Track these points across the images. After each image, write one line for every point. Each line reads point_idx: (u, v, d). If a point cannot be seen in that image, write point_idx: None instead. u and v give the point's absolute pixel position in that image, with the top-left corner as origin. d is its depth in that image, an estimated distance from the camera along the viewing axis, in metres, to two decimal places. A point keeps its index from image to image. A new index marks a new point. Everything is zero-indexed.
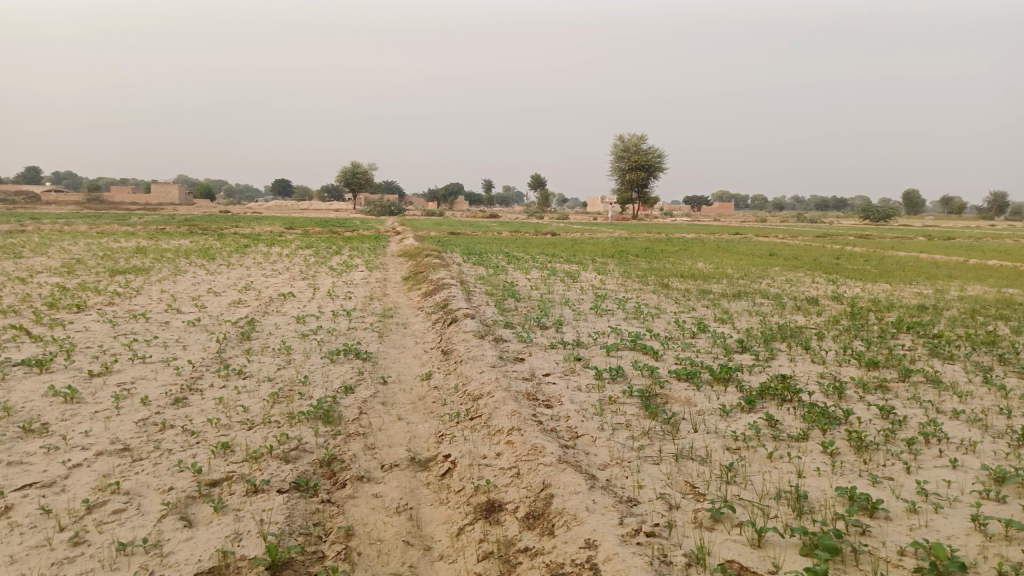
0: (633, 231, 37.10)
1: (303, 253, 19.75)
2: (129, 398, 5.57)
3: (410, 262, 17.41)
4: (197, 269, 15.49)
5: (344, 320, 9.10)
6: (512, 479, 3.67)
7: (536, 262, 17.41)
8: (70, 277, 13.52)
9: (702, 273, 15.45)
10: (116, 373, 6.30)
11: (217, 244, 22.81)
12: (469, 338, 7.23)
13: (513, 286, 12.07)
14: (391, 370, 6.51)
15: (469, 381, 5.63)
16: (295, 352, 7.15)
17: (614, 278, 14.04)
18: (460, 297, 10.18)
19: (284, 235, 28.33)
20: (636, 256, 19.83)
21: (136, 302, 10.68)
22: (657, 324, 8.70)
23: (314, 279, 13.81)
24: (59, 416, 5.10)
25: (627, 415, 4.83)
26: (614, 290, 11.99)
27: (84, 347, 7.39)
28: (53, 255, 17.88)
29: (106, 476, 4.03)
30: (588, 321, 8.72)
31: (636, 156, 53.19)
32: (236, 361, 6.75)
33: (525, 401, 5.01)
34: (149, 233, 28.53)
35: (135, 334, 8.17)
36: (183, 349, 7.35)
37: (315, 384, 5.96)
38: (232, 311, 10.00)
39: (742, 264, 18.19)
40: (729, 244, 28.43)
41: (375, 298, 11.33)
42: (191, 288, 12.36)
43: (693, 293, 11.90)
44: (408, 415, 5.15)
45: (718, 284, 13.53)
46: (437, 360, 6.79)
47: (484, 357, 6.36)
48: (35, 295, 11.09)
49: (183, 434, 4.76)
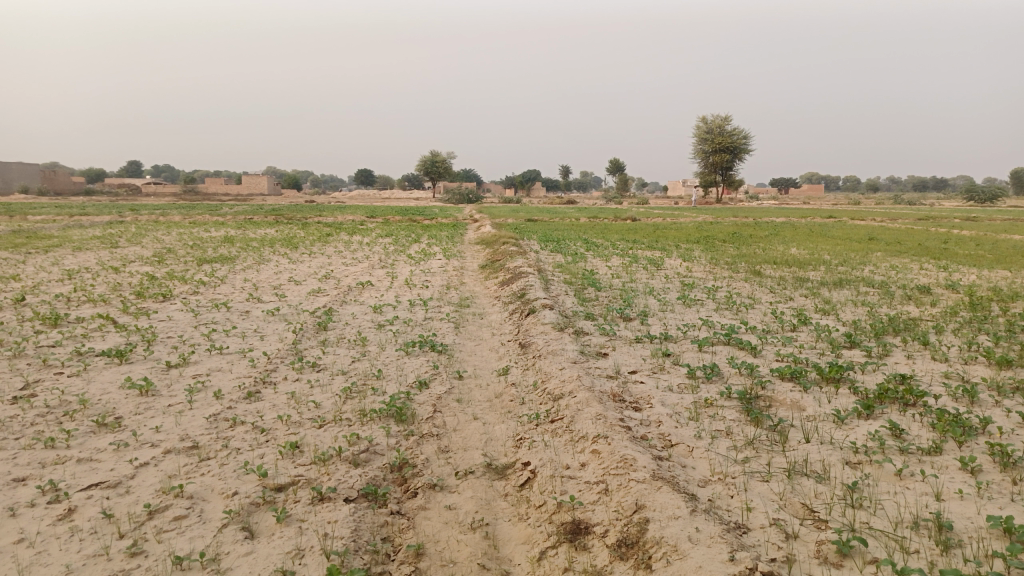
0: (718, 215, 35.72)
1: (383, 242, 19.81)
2: (203, 391, 5.46)
3: (488, 249, 17.12)
4: (279, 258, 15.71)
5: (421, 310, 8.86)
6: (599, 497, 3.25)
7: (616, 248, 16.84)
8: (160, 266, 13.93)
9: (797, 260, 14.50)
10: (192, 365, 6.22)
11: (301, 233, 23.28)
12: (549, 330, 6.84)
13: (594, 274, 11.58)
14: (466, 364, 6.18)
15: (550, 379, 5.23)
16: (369, 344, 6.93)
17: (701, 265, 13.33)
18: (539, 286, 9.80)
19: (365, 223, 28.67)
20: (722, 242, 18.92)
21: (219, 290, 10.81)
22: (751, 316, 8.06)
23: (393, 268, 13.74)
24: (133, 410, 5.03)
25: (727, 421, 4.32)
26: (702, 278, 11.33)
27: (165, 337, 7.43)
28: (147, 245, 18.58)
29: (171, 477, 3.86)
30: (675, 312, 8.17)
31: (721, 137, 51.28)
32: (310, 353, 6.58)
33: (612, 403, 4.57)
34: (237, 222, 29.40)
35: (215, 323, 8.18)
36: (259, 339, 7.26)
37: (389, 378, 5.69)
38: (310, 300, 9.95)
39: (839, 250, 17.02)
40: (823, 228, 26.86)
41: (452, 287, 11.09)
42: (273, 277, 12.48)
43: (788, 281, 11.10)
44: (484, 414, 4.79)
45: (815, 271, 12.62)
46: (515, 353, 6.42)
47: (566, 352, 5.94)
48: (125, 284, 11.41)
49: (252, 432, 4.56)
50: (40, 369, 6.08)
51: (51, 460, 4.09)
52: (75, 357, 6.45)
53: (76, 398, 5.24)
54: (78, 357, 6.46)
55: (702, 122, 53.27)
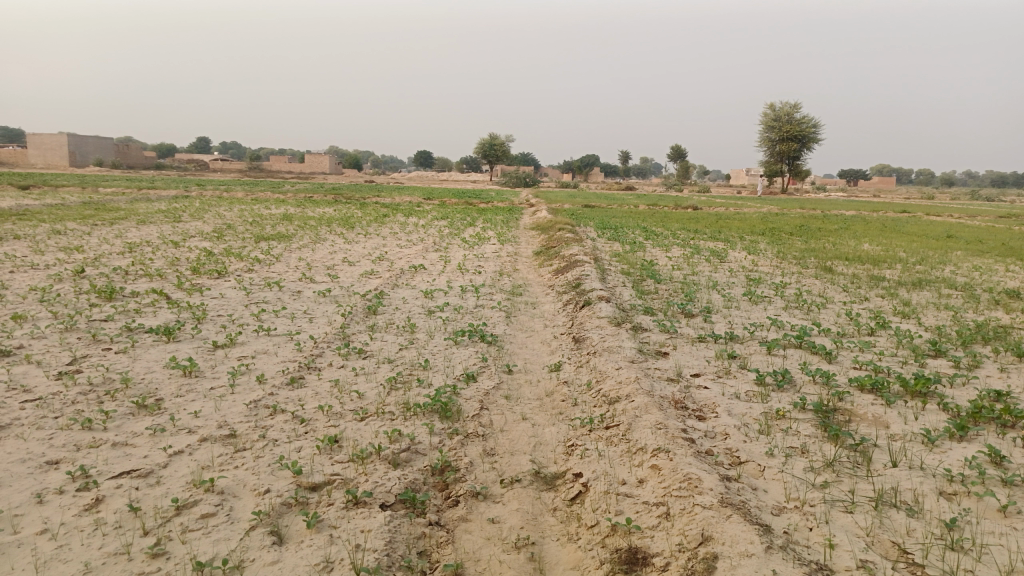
0: (783, 207, 34.45)
1: (438, 224, 19.65)
2: (246, 374, 5.31)
3: (544, 235, 16.75)
4: (334, 238, 15.69)
5: (472, 297, 8.59)
6: (659, 522, 2.91)
7: (677, 238, 16.28)
8: (218, 242, 14.05)
9: (870, 256, 13.70)
10: (239, 346, 6.10)
11: (358, 213, 23.36)
12: (605, 324, 6.47)
13: (653, 265, 11.14)
14: (517, 357, 5.88)
15: (606, 380, 4.88)
16: (418, 331, 6.70)
17: (767, 259, 12.72)
18: (595, 276, 9.42)
19: (421, 205, 28.61)
20: (788, 235, 18.08)
21: (273, 269, 10.77)
22: (823, 317, 7.53)
23: (447, 251, 13.53)
24: (175, 392, 4.91)
25: (801, 439, 3.91)
26: (768, 273, 10.76)
27: (214, 315, 7.34)
28: (208, 221, 18.87)
29: (204, 469, 3.68)
30: (740, 310, 7.69)
31: (789, 126, 49.51)
32: (357, 338, 6.38)
33: (673, 410, 4.21)
34: (297, 201, 29.72)
35: (265, 303, 8.09)
36: (308, 321, 7.11)
37: (436, 369, 5.44)
38: (362, 283, 9.80)
39: (915, 247, 16.06)
40: (896, 223, 25.58)
41: (505, 273, 10.80)
42: (327, 257, 12.41)
43: (861, 280, 10.43)
44: (534, 415, 4.49)
45: (891, 270, 11.86)
46: (569, 348, 6.09)
47: (623, 350, 5.58)
48: (183, 259, 11.49)
49: (292, 421, 4.36)
50: (90, 345, 6.04)
51: (86, 443, 3.98)
52: (125, 333, 6.41)
53: (120, 377, 5.15)
54: (127, 333, 6.41)
55: (769, 109, 51.46)
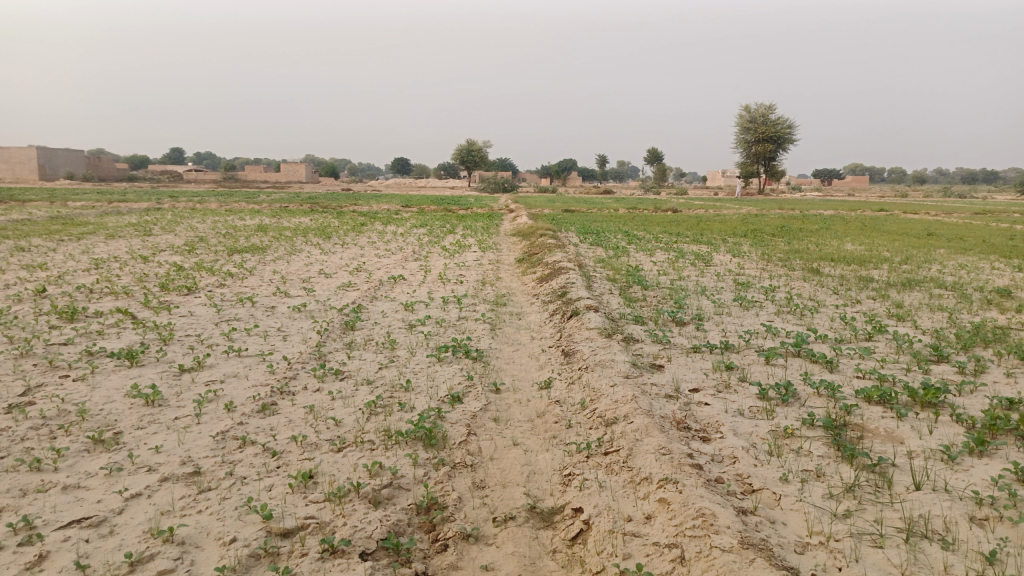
0: (762, 207, 34.48)
1: (417, 232, 19.29)
2: (214, 402, 4.93)
3: (525, 242, 16.46)
4: (311, 249, 15.27)
5: (455, 309, 8.25)
6: (672, 568, 2.62)
7: (660, 241, 16.05)
8: (189, 256, 13.57)
9: (856, 257, 13.55)
10: (207, 369, 5.72)
11: (335, 222, 22.93)
12: (595, 336, 6.17)
13: (639, 270, 10.88)
14: (504, 374, 5.56)
15: (600, 398, 4.58)
16: (398, 348, 6.35)
17: (753, 261, 12.51)
18: (581, 283, 9.13)
19: (400, 213, 28.22)
20: (771, 236, 17.94)
21: (246, 283, 10.34)
22: (818, 322, 7.29)
23: (427, 260, 13.19)
24: (136, 424, 4.53)
25: (814, 462, 3.63)
26: (756, 277, 10.53)
27: (182, 335, 6.93)
28: (180, 234, 18.33)
29: (164, 514, 3.32)
30: (733, 317, 7.43)
31: (764, 127, 49.76)
32: (334, 357, 6.02)
33: (675, 432, 3.92)
34: (272, 211, 29.16)
35: (237, 321, 7.69)
36: (282, 340, 6.73)
37: (418, 390, 5.10)
38: (339, 296, 9.42)
39: (897, 246, 15.97)
40: (874, 221, 25.61)
41: (488, 283, 10.48)
42: (302, 269, 12.01)
43: (850, 282, 10.24)
44: (526, 440, 4.18)
45: (879, 271, 11.70)
46: (559, 363, 5.77)
47: (616, 364, 5.28)
48: (152, 275, 11.04)
49: (262, 454, 4.01)
50: (46, 372, 5.63)
51: (33, 488, 3.59)
52: (84, 358, 6.00)
53: (75, 409, 4.75)
54: (86, 358, 5.99)
55: (744, 110, 51.67)
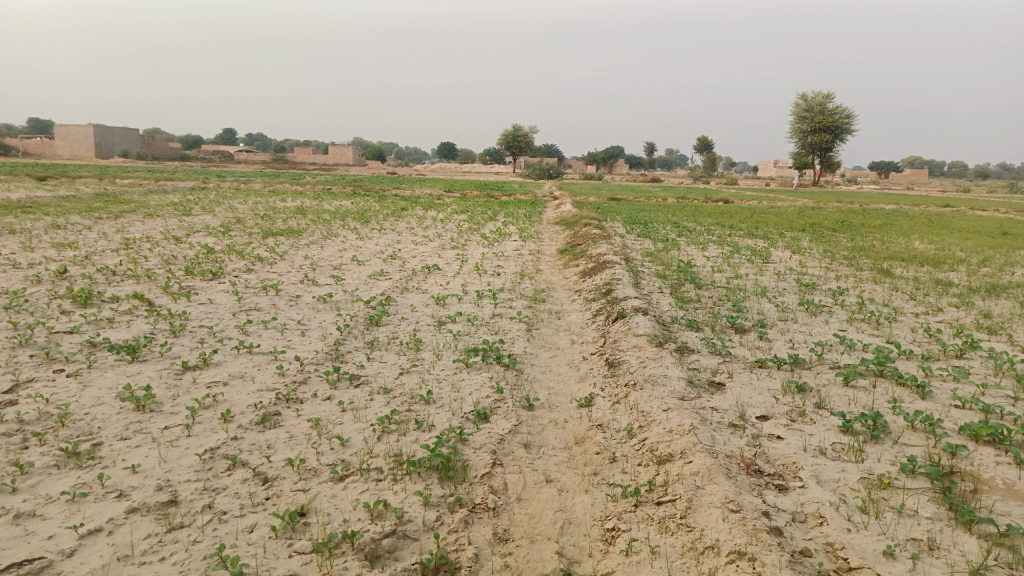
0: (817, 201, 33.03)
1: (458, 219, 18.73)
2: (211, 410, 4.38)
3: (569, 231, 15.72)
4: (347, 233, 14.78)
5: (489, 305, 7.61)
6: None
7: (712, 234, 15.16)
8: (222, 238, 13.21)
9: (927, 257, 12.48)
10: (211, 369, 5.18)
11: (376, 206, 22.54)
12: (644, 345, 5.45)
13: (691, 266, 10.09)
14: (539, 387, 4.88)
15: (651, 426, 3.87)
16: (423, 349, 5.72)
17: (813, 259, 11.59)
18: (628, 280, 8.39)
19: (442, 198, 27.75)
20: (831, 231, 16.86)
21: (274, 269, 9.85)
22: (898, 333, 6.43)
23: (464, 249, 12.59)
24: (119, 436, 3.99)
25: (924, 529, 2.88)
26: (821, 277, 9.63)
27: (194, 327, 6.42)
28: (218, 214, 18.07)
29: (120, 561, 2.75)
30: (800, 325, 6.61)
31: (821, 116, 47.81)
32: (352, 358, 5.44)
33: (744, 480, 3.20)
34: (314, 192, 29.01)
35: (257, 311, 7.16)
36: (299, 336, 6.16)
37: (440, 402, 4.47)
38: (369, 286, 8.86)
39: (971, 246, 14.78)
40: (940, 217, 24.16)
41: (527, 275, 9.82)
42: (335, 255, 11.50)
43: (927, 286, 9.27)
44: (562, 475, 3.51)
45: (956, 273, 10.66)
46: (602, 375, 5.08)
47: (670, 382, 4.55)
48: (180, 257, 10.65)
49: (252, 481, 3.42)
50: (39, 365, 5.14)
51: None
52: (84, 351, 5.51)
53: (57, 413, 4.24)
54: (86, 351, 5.51)
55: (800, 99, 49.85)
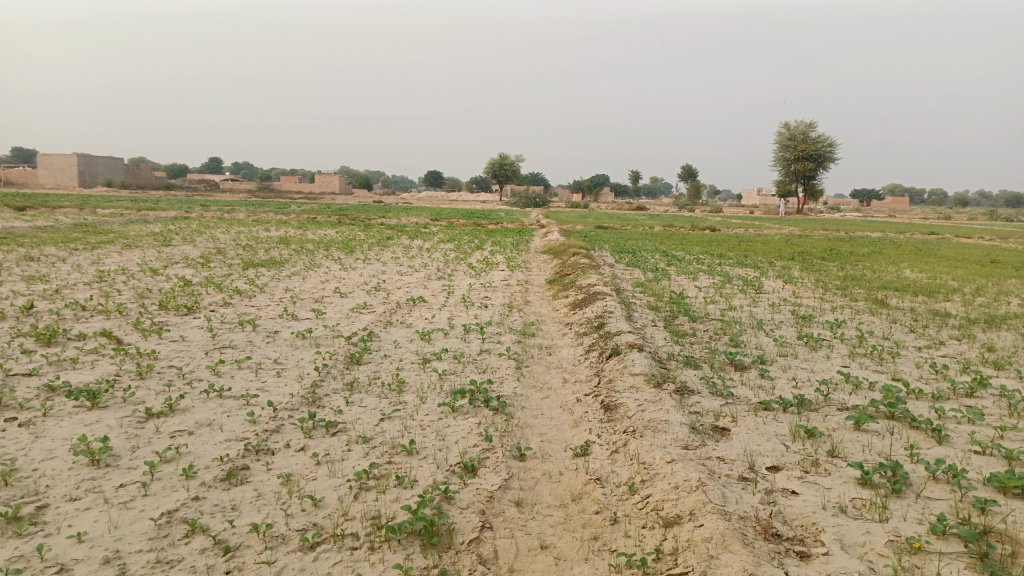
0: (804, 228, 33.12)
1: (444, 248, 18.46)
2: (173, 464, 4.00)
3: (557, 260, 15.48)
4: (331, 264, 14.43)
5: (476, 340, 7.29)
6: None
7: (701, 263, 14.97)
8: (201, 269, 12.82)
9: (920, 286, 12.31)
10: (177, 416, 4.80)
11: (361, 235, 22.22)
12: (641, 386, 5.14)
13: (683, 297, 9.83)
14: (530, 433, 4.55)
15: (654, 481, 3.56)
16: (406, 391, 5.38)
17: (806, 289, 11.39)
18: (620, 313, 8.10)
19: (428, 227, 27.50)
20: (821, 260, 16.73)
21: (253, 303, 9.47)
22: (904, 370, 6.17)
23: (451, 280, 12.29)
24: (67, 496, 3.60)
25: None
26: (816, 308, 9.40)
27: (163, 367, 6.03)
28: (198, 245, 17.65)
29: None
30: (802, 361, 6.33)
31: (805, 145, 48.20)
32: (330, 402, 5.08)
33: (761, 547, 2.89)
34: (299, 222, 28.69)
35: (231, 349, 6.79)
36: (275, 377, 5.80)
37: (424, 453, 4.12)
38: (351, 320, 8.52)
39: (962, 274, 14.64)
40: (928, 245, 24.14)
41: (515, 307, 9.52)
42: (317, 287, 11.15)
43: (925, 318, 9.04)
44: (559, 542, 3.18)
45: (952, 303, 10.48)
46: (597, 419, 4.77)
47: (671, 429, 4.23)
48: (155, 290, 10.26)
49: (212, 551, 3.06)
50: None
51: None
52: (40, 396, 5.11)
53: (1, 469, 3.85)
54: (41, 396, 5.11)
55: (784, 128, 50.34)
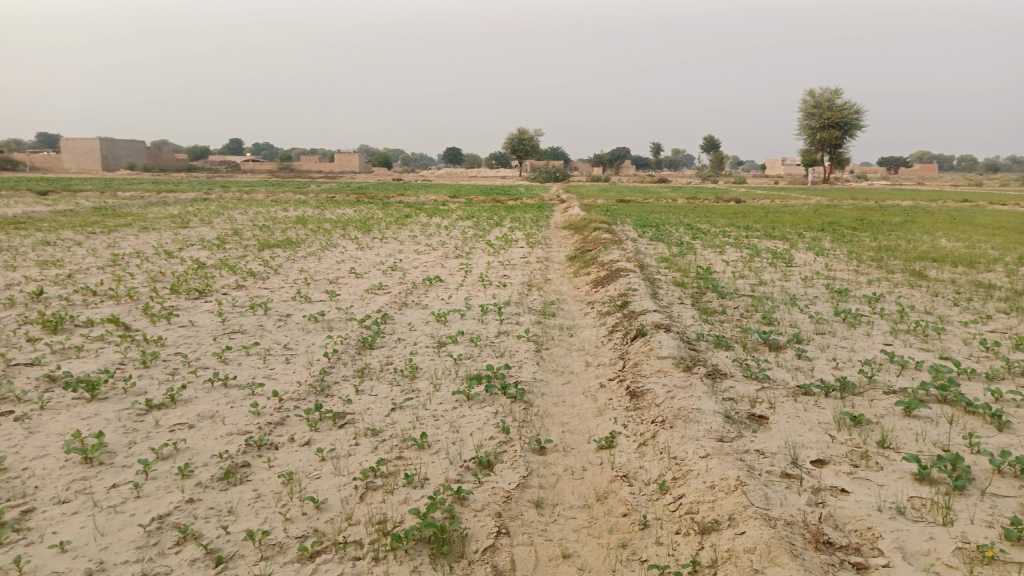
0: (832, 198, 32.23)
1: (463, 225, 18.13)
2: (170, 462, 3.74)
3: (577, 236, 15.07)
4: (347, 244, 14.18)
5: (494, 322, 6.98)
6: None
7: (727, 236, 14.49)
8: (216, 251, 12.62)
9: (959, 256, 11.74)
10: (178, 408, 4.55)
11: (378, 214, 21.95)
12: (669, 370, 4.81)
13: (710, 272, 9.42)
14: (551, 423, 4.24)
15: (688, 481, 3.23)
16: (420, 377, 5.09)
17: (837, 261, 10.92)
18: (645, 290, 7.74)
19: (446, 204, 27.16)
20: (852, 230, 16.13)
21: (266, 285, 9.23)
22: (952, 348, 5.74)
23: (469, 258, 11.96)
24: (55, 499, 3.36)
25: None
26: (851, 282, 8.94)
27: (169, 355, 5.79)
28: (215, 226, 17.48)
29: None
30: (840, 339, 5.93)
31: (831, 112, 46.89)
32: (340, 390, 4.81)
33: (813, 559, 2.55)
34: (317, 201, 28.44)
35: (241, 334, 6.54)
36: (284, 363, 5.54)
37: (437, 447, 3.82)
38: (365, 301, 8.24)
39: (1001, 243, 14.00)
40: (962, 213, 23.29)
41: (534, 285, 9.18)
42: (332, 267, 10.89)
43: (967, 290, 8.55)
44: (584, 550, 2.88)
45: (994, 274, 9.94)
46: (623, 407, 4.44)
47: (704, 418, 3.90)
48: (167, 273, 10.06)
49: (204, 562, 2.80)
50: None
51: None
52: (39, 388, 4.89)
53: None
54: (40, 388, 4.89)
55: (809, 95, 49.01)
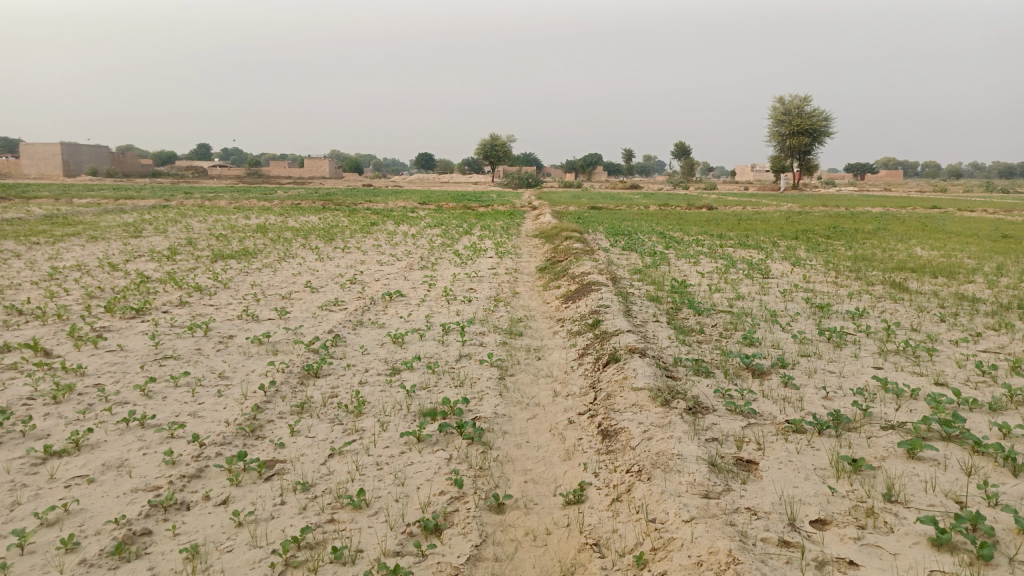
0: (802, 205, 32.22)
1: (431, 234, 17.55)
2: (54, 530, 3.13)
3: (548, 245, 14.59)
4: (307, 254, 13.51)
5: (455, 343, 6.43)
6: None
7: (701, 245, 14.11)
8: (164, 263, 11.88)
9: (937, 266, 11.47)
10: (79, 457, 3.92)
11: (344, 222, 21.28)
12: (645, 404, 4.31)
13: (685, 285, 8.96)
14: (512, 471, 3.71)
15: (670, 555, 2.72)
16: (366, 413, 4.52)
17: (814, 272, 10.56)
18: (618, 306, 7.25)
19: (416, 210, 26.52)
20: (825, 237, 15.90)
21: (212, 302, 8.56)
22: (947, 372, 5.31)
23: (434, 270, 11.40)
24: None
25: None
26: (832, 295, 8.54)
27: (85, 387, 5.14)
28: (170, 235, 16.68)
29: None
30: (828, 363, 5.49)
31: (800, 119, 47.18)
32: (273, 432, 4.22)
33: None
34: (281, 208, 27.62)
35: (173, 361, 5.90)
36: (215, 397, 4.92)
37: (376, 506, 3.26)
38: (318, 320, 7.63)
39: (975, 251, 13.81)
40: (932, 219, 23.28)
41: (499, 301, 8.63)
42: (287, 281, 10.25)
43: (952, 303, 8.19)
44: None
45: (975, 285, 9.64)
46: (594, 451, 3.92)
47: (687, 467, 3.40)
48: (105, 289, 9.33)
49: None
50: None
51: None
52: None
53: None
54: None
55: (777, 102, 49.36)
